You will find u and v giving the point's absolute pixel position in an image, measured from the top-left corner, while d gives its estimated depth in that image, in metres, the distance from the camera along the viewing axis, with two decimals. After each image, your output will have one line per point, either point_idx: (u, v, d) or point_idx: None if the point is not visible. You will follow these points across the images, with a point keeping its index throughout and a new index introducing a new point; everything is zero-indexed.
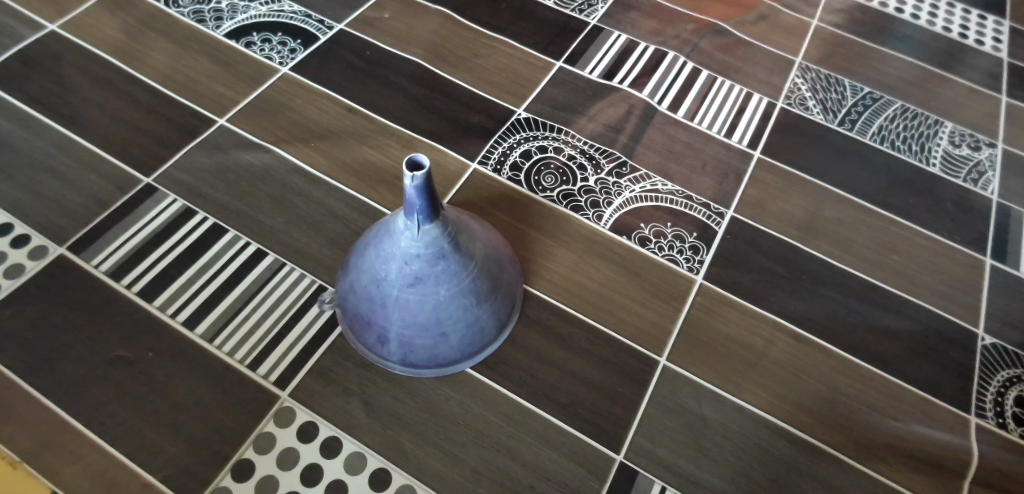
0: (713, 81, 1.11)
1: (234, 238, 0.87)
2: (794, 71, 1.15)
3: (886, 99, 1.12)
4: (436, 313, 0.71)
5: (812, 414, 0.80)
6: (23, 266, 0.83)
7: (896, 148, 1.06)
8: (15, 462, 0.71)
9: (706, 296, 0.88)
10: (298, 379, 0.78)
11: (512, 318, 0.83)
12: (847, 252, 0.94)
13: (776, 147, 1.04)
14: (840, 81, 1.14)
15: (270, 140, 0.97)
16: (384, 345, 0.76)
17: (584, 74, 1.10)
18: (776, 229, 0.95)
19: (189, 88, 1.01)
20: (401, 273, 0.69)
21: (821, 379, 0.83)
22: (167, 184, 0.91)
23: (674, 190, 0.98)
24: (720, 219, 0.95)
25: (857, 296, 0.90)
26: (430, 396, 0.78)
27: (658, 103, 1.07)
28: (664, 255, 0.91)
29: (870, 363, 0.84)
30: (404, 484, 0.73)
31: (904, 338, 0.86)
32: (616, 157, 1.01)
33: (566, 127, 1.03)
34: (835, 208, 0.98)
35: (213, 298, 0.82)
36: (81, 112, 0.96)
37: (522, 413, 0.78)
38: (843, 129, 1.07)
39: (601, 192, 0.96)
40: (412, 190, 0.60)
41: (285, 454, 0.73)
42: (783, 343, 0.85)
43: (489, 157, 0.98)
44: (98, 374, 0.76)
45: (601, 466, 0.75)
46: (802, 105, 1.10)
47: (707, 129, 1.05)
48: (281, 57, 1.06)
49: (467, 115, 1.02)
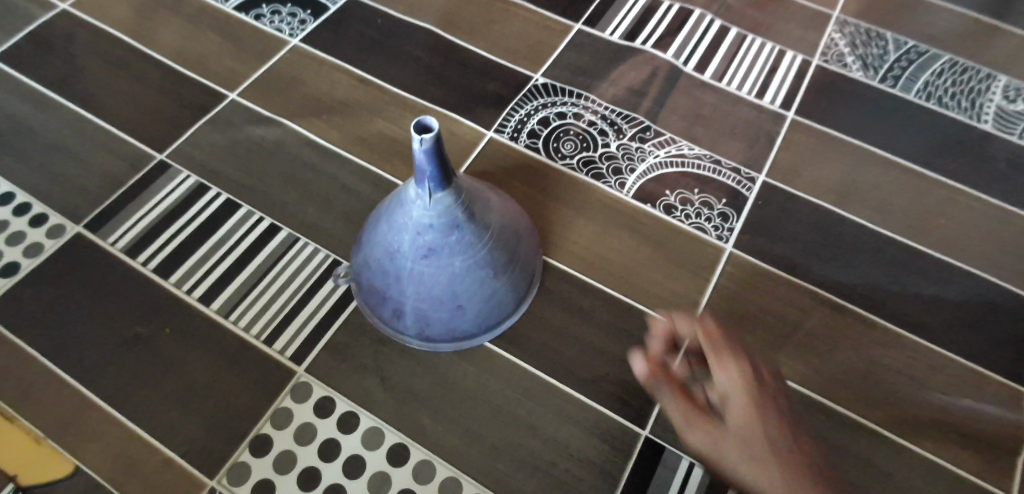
0: (742, 40, 1.05)
1: (247, 214, 0.86)
2: (830, 25, 1.07)
3: (933, 53, 1.04)
4: (451, 285, 0.69)
5: (851, 388, 0.76)
6: (42, 246, 0.83)
7: (944, 105, 0.98)
8: (39, 438, 0.71)
9: (737, 265, 0.84)
10: (314, 354, 0.76)
11: (530, 291, 0.80)
12: (889, 218, 0.88)
13: (811, 108, 0.98)
14: (881, 35, 1.06)
15: (282, 115, 0.95)
16: (400, 319, 0.74)
17: (605, 36, 1.05)
18: (812, 194, 0.90)
19: (200, 63, 0.99)
20: (414, 244, 0.66)
21: (861, 351, 0.78)
22: (179, 160, 0.90)
23: (701, 155, 0.93)
24: (751, 185, 0.90)
25: (899, 263, 0.84)
26: (447, 372, 0.76)
27: (683, 64, 1.02)
28: (692, 223, 0.87)
29: (915, 334, 0.79)
30: (423, 461, 0.71)
31: (952, 306, 0.81)
32: (639, 122, 0.96)
33: (587, 92, 0.99)
34: (875, 171, 0.92)
35: (228, 274, 0.81)
36: (94, 91, 0.96)
37: (542, 388, 0.75)
38: (885, 86, 1.00)
39: (624, 158, 0.92)
40: (422, 155, 0.57)
41: (302, 429, 0.72)
42: (818, 314, 0.80)
43: (506, 124, 0.95)
44: (117, 351, 0.76)
45: (625, 442, 0.72)
46: (839, 61, 1.03)
47: (736, 91, 0.99)
48: (291, 28, 1.04)
49: (482, 83, 0.98)
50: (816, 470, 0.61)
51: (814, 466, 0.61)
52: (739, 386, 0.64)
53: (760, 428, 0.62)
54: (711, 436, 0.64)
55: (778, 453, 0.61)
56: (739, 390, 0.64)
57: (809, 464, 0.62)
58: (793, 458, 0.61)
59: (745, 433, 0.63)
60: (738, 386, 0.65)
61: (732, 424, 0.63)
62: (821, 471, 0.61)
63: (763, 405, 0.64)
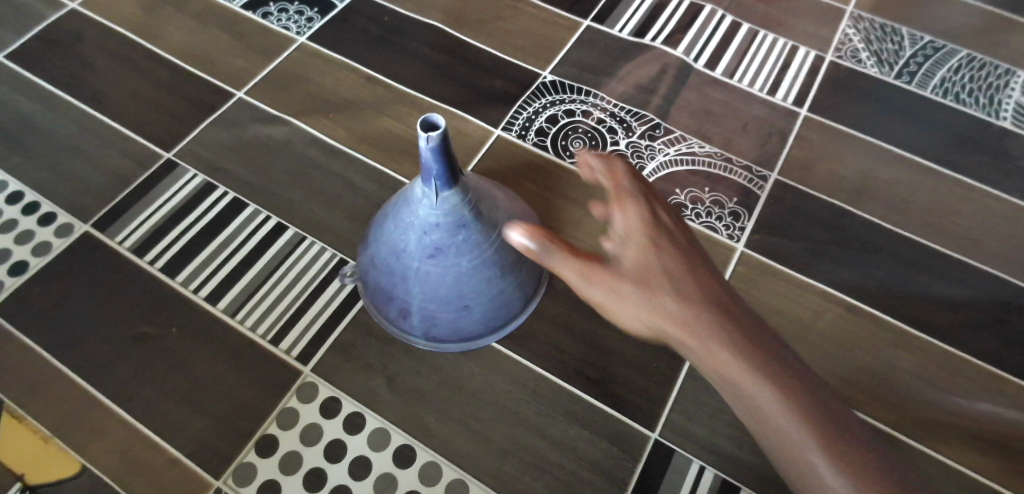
0: (754, 35, 1.03)
1: (253, 213, 0.85)
2: (844, 21, 1.06)
3: (950, 48, 1.02)
4: (458, 285, 0.68)
5: (865, 390, 0.74)
6: (50, 244, 0.83)
7: (961, 101, 0.96)
8: (47, 437, 0.71)
9: (749, 264, 0.82)
10: (321, 355, 0.76)
11: (538, 291, 0.79)
12: (905, 216, 0.86)
13: (824, 104, 0.96)
14: (896, 30, 1.04)
15: (288, 113, 0.94)
16: (406, 319, 0.73)
17: (614, 33, 1.04)
18: (825, 193, 0.88)
19: (207, 62, 0.99)
20: (420, 243, 0.65)
21: (875, 353, 0.76)
22: (186, 159, 0.90)
23: (712, 153, 0.91)
24: (763, 183, 0.89)
25: (915, 263, 0.82)
26: (453, 372, 0.75)
27: (694, 61, 1.00)
28: (702, 222, 0.85)
29: (932, 336, 0.77)
30: (429, 463, 0.70)
31: (970, 307, 0.79)
32: (649, 120, 0.94)
33: (595, 89, 0.98)
34: (890, 169, 0.90)
35: (234, 273, 0.81)
36: (102, 90, 0.96)
37: (549, 389, 0.74)
38: (901, 83, 0.99)
39: (633, 156, 0.91)
40: (428, 153, 0.56)
41: (307, 429, 0.72)
42: (832, 315, 0.79)
43: (514, 122, 0.94)
44: (124, 351, 0.76)
45: (634, 444, 0.71)
46: (853, 58, 1.01)
47: (747, 88, 0.98)
48: (298, 27, 1.03)
49: (489, 80, 0.98)
50: (728, 307, 0.53)
51: (725, 304, 0.52)
52: (629, 219, 0.55)
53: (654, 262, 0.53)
54: (606, 292, 0.53)
55: (680, 288, 0.53)
56: (637, 233, 0.54)
57: (721, 303, 0.54)
58: (697, 299, 0.52)
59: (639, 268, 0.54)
60: (633, 229, 0.55)
61: (628, 270, 0.54)
62: (736, 308, 0.53)
63: (663, 244, 0.55)
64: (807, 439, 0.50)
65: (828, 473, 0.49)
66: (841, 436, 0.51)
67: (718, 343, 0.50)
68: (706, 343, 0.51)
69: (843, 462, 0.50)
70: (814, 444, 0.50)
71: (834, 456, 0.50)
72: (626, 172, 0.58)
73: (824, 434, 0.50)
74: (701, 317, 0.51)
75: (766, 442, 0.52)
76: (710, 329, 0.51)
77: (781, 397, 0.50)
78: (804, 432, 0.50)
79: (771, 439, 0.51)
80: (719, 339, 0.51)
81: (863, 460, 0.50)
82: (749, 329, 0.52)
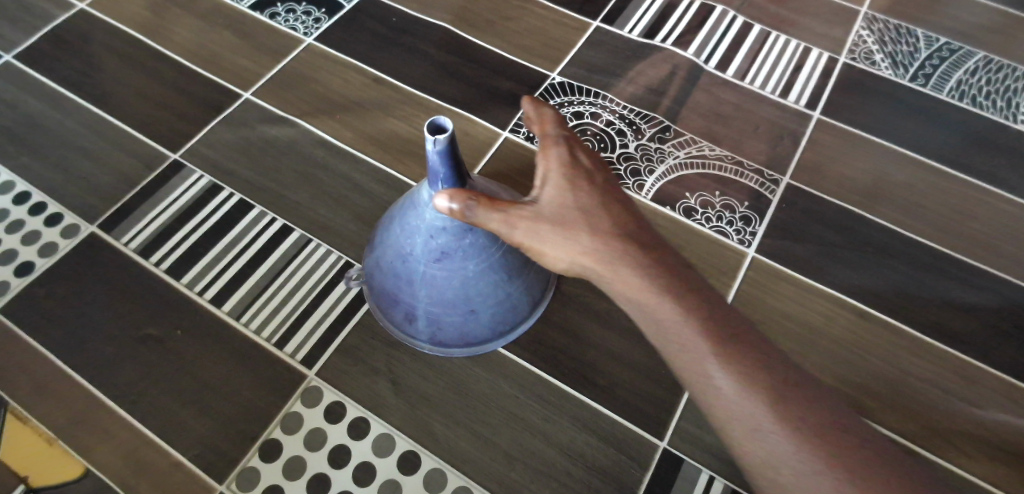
0: (766, 37, 1.02)
1: (259, 214, 0.85)
2: (858, 22, 1.04)
3: (966, 50, 1.00)
4: (464, 289, 0.67)
5: (879, 399, 0.73)
6: (56, 245, 0.82)
7: (977, 104, 0.95)
8: (51, 439, 0.70)
9: (760, 269, 0.81)
10: (325, 358, 0.75)
11: (545, 295, 0.78)
12: (920, 221, 0.84)
13: (838, 107, 0.95)
14: (911, 32, 1.03)
15: (295, 114, 0.94)
16: (412, 323, 0.72)
17: (623, 34, 1.02)
18: (839, 197, 0.86)
19: (214, 62, 0.99)
20: (426, 247, 0.64)
21: (890, 361, 0.75)
22: (193, 160, 0.89)
23: (723, 156, 0.90)
24: (774, 187, 0.87)
25: (930, 269, 0.81)
26: (459, 377, 0.74)
27: (704, 62, 0.99)
28: (713, 227, 0.84)
29: (948, 344, 0.76)
30: (434, 469, 0.69)
31: (988, 314, 0.77)
32: (659, 122, 0.93)
33: (604, 91, 0.96)
34: (905, 173, 0.88)
35: (239, 275, 0.80)
36: (109, 90, 0.95)
37: (557, 395, 0.73)
38: (916, 85, 0.97)
39: (642, 159, 0.90)
40: (435, 157, 0.55)
41: (311, 434, 0.71)
42: (845, 322, 0.77)
43: (521, 124, 0.93)
44: (128, 353, 0.76)
45: (643, 452, 0.70)
46: (867, 59, 1.00)
47: (759, 90, 0.96)
48: (305, 27, 1.03)
49: (497, 81, 0.97)
50: (638, 238, 0.55)
51: (635, 235, 0.55)
52: (549, 161, 0.55)
53: (571, 202, 0.54)
54: (524, 224, 0.54)
55: (593, 219, 0.54)
56: (556, 175, 0.55)
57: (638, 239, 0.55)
58: (608, 229, 0.54)
59: (558, 208, 0.54)
60: (553, 171, 0.55)
61: (545, 204, 0.54)
62: (646, 240, 0.55)
63: (580, 179, 0.55)
64: (709, 356, 0.52)
65: (729, 388, 0.51)
66: (745, 356, 0.52)
67: (626, 271, 0.53)
68: (615, 268, 0.53)
69: (745, 380, 0.51)
70: (715, 361, 0.52)
71: (737, 375, 0.51)
72: (552, 118, 0.58)
73: (726, 354, 0.52)
74: (611, 246, 0.53)
75: (675, 361, 0.54)
76: (618, 255, 0.53)
77: (685, 318, 0.53)
78: (707, 349, 0.52)
79: (677, 356, 0.53)
80: (626, 264, 0.53)
81: (766, 376, 0.52)
82: (659, 257, 0.54)
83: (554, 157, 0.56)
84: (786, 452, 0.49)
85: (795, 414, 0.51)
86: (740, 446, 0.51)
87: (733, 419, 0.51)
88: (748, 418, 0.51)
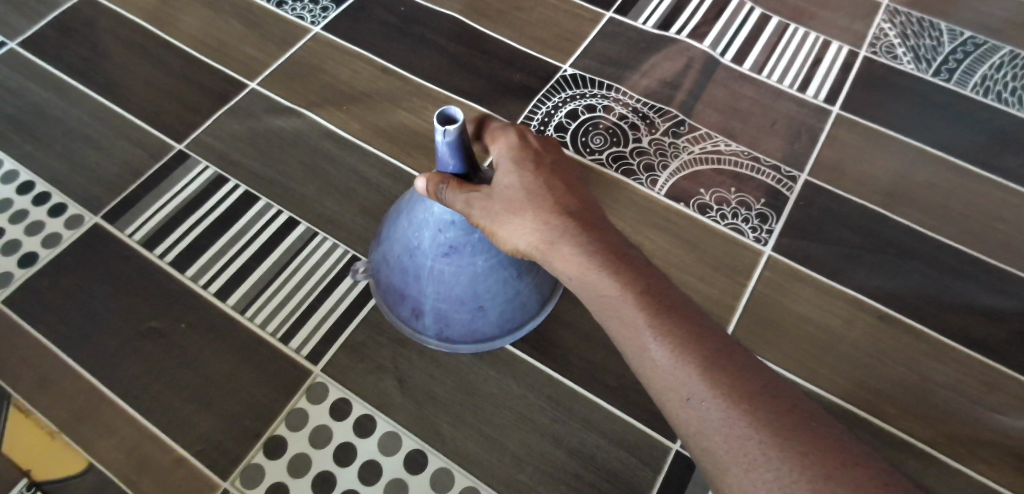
0: (784, 29, 0.99)
1: (265, 207, 0.83)
2: (880, 15, 1.01)
3: (991, 44, 0.97)
4: (473, 285, 0.65)
5: (898, 404, 0.71)
6: (60, 236, 0.81)
7: (1002, 101, 0.92)
8: (53, 432, 0.70)
9: (776, 269, 0.79)
10: (331, 354, 0.74)
11: (555, 293, 0.76)
12: (942, 221, 0.82)
13: (858, 103, 0.92)
14: (934, 25, 1.00)
15: (302, 105, 0.92)
16: (419, 318, 0.71)
17: (638, 25, 1.00)
18: (858, 195, 0.84)
19: (221, 51, 0.97)
20: (434, 242, 0.63)
21: (909, 365, 0.73)
22: (198, 151, 0.88)
23: (738, 151, 0.88)
24: (791, 184, 0.85)
25: (953, 271, 0.79)
26: (467, 376, 0.73)
27: (720, 55, 0.97)
28: (727, 224, 0.82)
29: (970, 348, 0.74)
30: (440, 468, 0.68)
31: (1011, 318, 0.75)
32: (673, 116, 0.91)
33: (617, 83, 0.94)
34: (927, 171, 0.86)
35: (244, 269, 0.79)
36: (115, 79, 0.94)
37: (566, 395, 0.72)
38: (939, 80, 0.94)
39: (656, 153, 0.88)
40: (445, 148, 0.53)
41: (316, 431, 0.70)
42: (864, 324, 0.75)
43: (532, 117, 0.91)
44: (131, 346, 0.75)
45: (653, 455, 0.69)
46: (889, 53, 0.97)
47: (777, 84, 0.94)
48: (313, 16, 1.01)
49: (508, 73, 0.95)
50: (580, 214, 0.54)
51: (578, 212, 0.53)
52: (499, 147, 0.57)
53: (514, 180, 0.54)
54: (469, 207, 0.54)
55: (533, 194, 0.54)
56: (504, 158, 0.56)
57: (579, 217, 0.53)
58: (548, 204, 0.53)
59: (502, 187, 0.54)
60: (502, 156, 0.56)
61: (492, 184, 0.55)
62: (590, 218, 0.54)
63: (525, 159, 0.55)
64: (645, 328, 0.48)
65: (664, 360, 0.47)
66: (689, 330, 0.48)
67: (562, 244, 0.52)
68: (552, 242, 0.52)
69: (683, 350, 0.47)
70: (650, 331, 0.48)
71: (676, 348, 0.47)
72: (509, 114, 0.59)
73: (664, 324, 0.48)
74: (550, 220, 0.53)
75: (616, 339, 0.50)
76: (555, 229, 0.52)
77: (624, 292, 0.50)
78: (641, 320, 0.48)
79: (617, 332, 0.50)
80: (562, 237, 0.52)
81: (708, 350, 0.47)
82: (600, 233, 0.53)
83: (501, 142, 0.57)
84: (721, 424, 0.44)
85: (737, 387, 0.45)
86: (679, 426, 0.46)
87: (669, 393, 0.46)
88: (682, 390, 0.46)
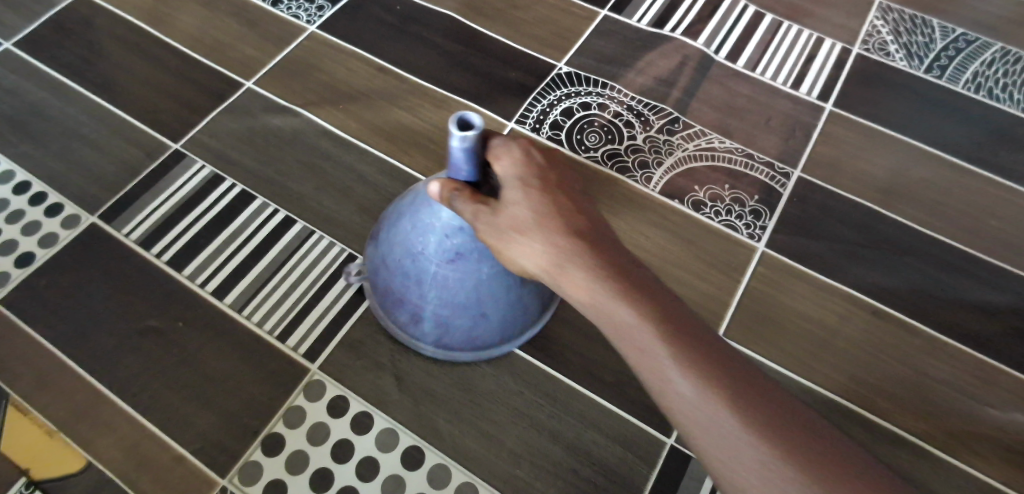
0: (778, 26, 1.00)
1: (261, 206, 0.84)
2: (873, 12, 1.02)
3: (982, 41, 0.98)
4: (475, 291, 0.65)
5: (892, 399, 0.71)
6: (56, 236, 0.81)
7: (993, 97, 0.93)
8: (52, 431, 0.70)
9: (770, 265, 0.79)
10: (329, 352, 0.74)
11: (553, 301, 0.76)
12: (935, 217, 0.83)
13: (851, 99, 0.93)
14: (927, 22, 1.00)
15: (298, 104, 0.92)
16: (418, 324, 0.71)
17: (632, 23, 1.00)
18: (852, 192, 0.85)
19: (217, 50, 0.97)
20: (440, 247, 0.62)
21: (902, 360, 0.74)
22: (195, 150, 0.88)
23: (732, 148, 0.89)
24: (785, 181, 0.86)
25: (945, 266, 0.79)
26: (464, 373, 0.73)
27: (715, 53, 0.97)
28: (721, 220, 0.82)
29: (961, 342, 0.75)
30: (438, 465, 0.69)
31: (1002, 313, 0.76)
32: (667, 113, 0.92)
33: (612, 81, 0.95)
34: (920, 168, 0.87)
35: (242, 268, 0.79)
36: (111, 78, 0.94)
37: (563, 392, 0.72)
38: (931, 77, 0.95)
39: (650, 150, 0.88)
40: (459, 154, 0.50)
41: (315, 428, 0.70)
42: (857, 320, 0.76)
43: (528, 115, 0.91)
44: (129, 346, 0.75)
45: (649, 450, 0.69)
46: (882, 50, 0.98)
47: (771, 81, 0.94)
48: (308, 15, 1.01)
49: (503, 71, 0.95)
50: (591, 232, 0.49)
51: (590, 231, 0.49)
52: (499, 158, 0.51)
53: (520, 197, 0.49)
54: (476, 219, 0.51)
55: (541, 214, 0.49)
56: (507, 171, 0.50)
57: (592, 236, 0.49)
58: (557, 223, 0.48)
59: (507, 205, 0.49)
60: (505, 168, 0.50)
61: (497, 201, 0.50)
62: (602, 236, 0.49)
63: (530, 173, 0.50)
64: (667, 359, 0.45)
65: (688, 394, 0.44)
66: (711, 358, 0.45)
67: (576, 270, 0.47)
68: (561, 266, 0.48)
69: (707, 383, 0.44)
70: (672, 363, 0.45)
71: (701, 381, 0.44)
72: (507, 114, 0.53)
73: (685, 354, 0.45)
74: (561, 241, 0.48)
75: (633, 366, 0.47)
76: (566, 252, 0.47)
77: (643, 320, 0.46)
78: (662, 351, 0.45)
79: (635, 360, 0.47)
80: (574, 262, 0.47)
81: (729, 380, 0.45)
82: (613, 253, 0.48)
83: (501, 151, 0.51)
84: (752, 465, 0.42)
85: (762, 420, 0.43)
86: (702, 456, 0.45)
87: (693, 427, 0.44)
88: (709, 426, 0.44)
